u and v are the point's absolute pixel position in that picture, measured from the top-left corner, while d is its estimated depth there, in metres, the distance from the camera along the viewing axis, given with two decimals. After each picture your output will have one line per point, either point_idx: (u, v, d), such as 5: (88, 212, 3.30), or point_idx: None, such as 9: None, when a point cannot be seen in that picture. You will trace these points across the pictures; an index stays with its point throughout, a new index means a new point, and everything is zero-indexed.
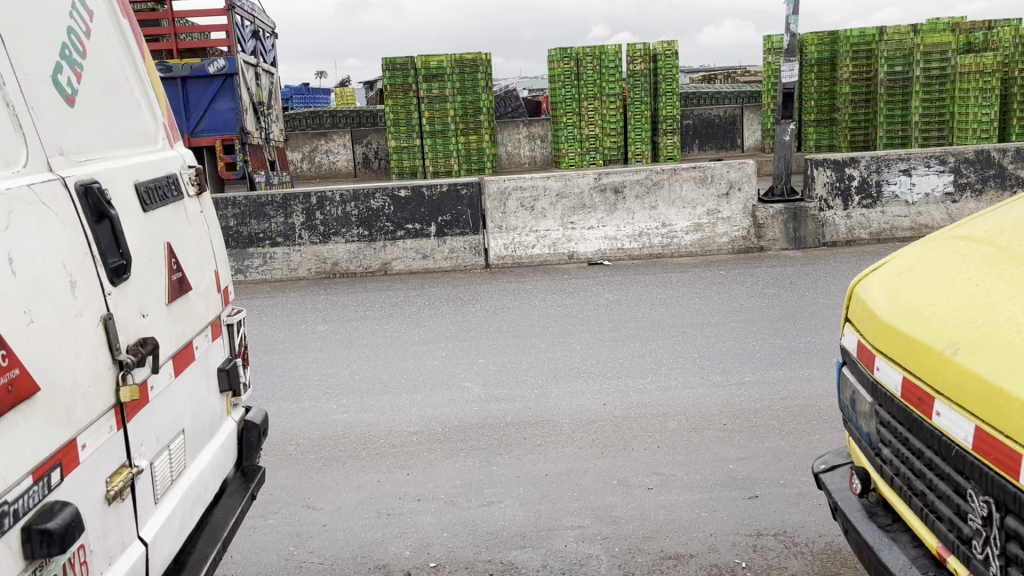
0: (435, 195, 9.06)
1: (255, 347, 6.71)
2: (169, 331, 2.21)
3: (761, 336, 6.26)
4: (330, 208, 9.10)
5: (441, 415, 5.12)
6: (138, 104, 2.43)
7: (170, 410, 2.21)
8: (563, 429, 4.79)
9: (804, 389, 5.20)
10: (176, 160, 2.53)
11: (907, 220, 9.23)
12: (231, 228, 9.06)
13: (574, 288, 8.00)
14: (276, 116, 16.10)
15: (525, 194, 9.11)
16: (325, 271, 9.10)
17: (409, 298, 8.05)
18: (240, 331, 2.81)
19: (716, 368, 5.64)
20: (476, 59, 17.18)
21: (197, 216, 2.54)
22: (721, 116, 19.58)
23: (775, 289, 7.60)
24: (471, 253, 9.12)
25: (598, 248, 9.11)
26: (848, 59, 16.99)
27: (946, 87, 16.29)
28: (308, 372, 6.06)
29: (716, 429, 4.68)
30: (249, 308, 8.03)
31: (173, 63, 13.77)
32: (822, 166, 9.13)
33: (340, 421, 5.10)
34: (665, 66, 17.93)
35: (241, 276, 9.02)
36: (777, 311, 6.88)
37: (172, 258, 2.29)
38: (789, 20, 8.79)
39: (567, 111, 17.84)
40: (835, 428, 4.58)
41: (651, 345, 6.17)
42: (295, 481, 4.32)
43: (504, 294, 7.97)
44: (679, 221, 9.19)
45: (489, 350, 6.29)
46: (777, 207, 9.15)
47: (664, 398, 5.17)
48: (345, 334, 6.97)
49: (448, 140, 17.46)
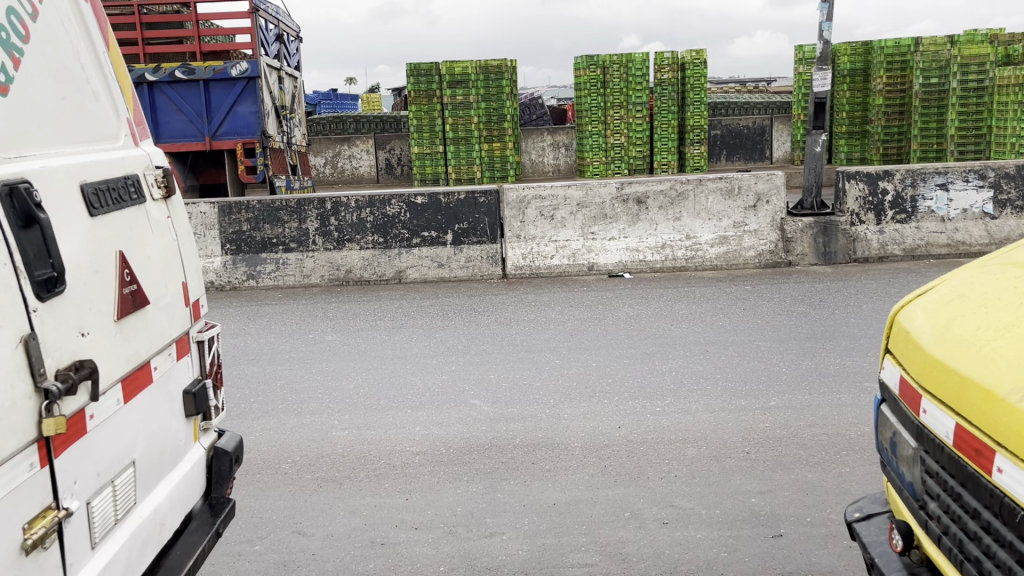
0: (453, 202, 8.83)
1: (260, 357, 6.49)
2: (117, 352, 1.97)
3: (788, 356, 5.94)
4: (345, 214, 8.88)
5: (446, 434, 4.86)
6: (96, 96, 2.19)
7: (116, 439, 1.97)
8: (575, 453, 4.51)
9: (833, 415, 4.88)
10: (140, 156, 2.30)
11: (944, 236, 8.83)
12: (244, 233, 8.91)
13: (593, 301, 7.71)
14: (299, 120, 15.99)
15: (545, 202, 8.86)
16: (338, 278, 8.86)
17: (422, 308, 7.80)
18: (213, 348, 2.57)
19: (740, 390, 5.32)
20: (502, 65, 16.88)
21: (164, 222, 2.30)
22: (749, 126, 19.21)
23: (804, 306, 7.27)
24: (489, 263, 8.85)
25: (619, 260, 8.80)
26: (882, 70, 16.59)
27: (984, 100, 15.90)
28: (312, 385, 5.82)
29: (738, 458, 4.37)
30: (258, 315, 7.81)
31: (196, 67, 13.57)
32: (854, 178, 8.80)
33: (340, 438, 4.86)
34: (693, 75, 17.56)
35: (253, 282, 8.84)
36: (805, 330, 6.55)
37: (125, 268, 2.05)
38: (823, 27, 8.46)
39: (592, 118, 17.57)
40: (866, 461, 4.27)
41: (671, 364, 5.86)
42: (288, 503, 4.08)
43: (520, 306, 7.69)
44: (704, 234, 8.86)
45: (501, 365, 6.02)
46: (807, 221, 8.81)
47: (683, 422, 4.86)
48: (354, 345, 6.74)
49: (471, 146, 17.30)
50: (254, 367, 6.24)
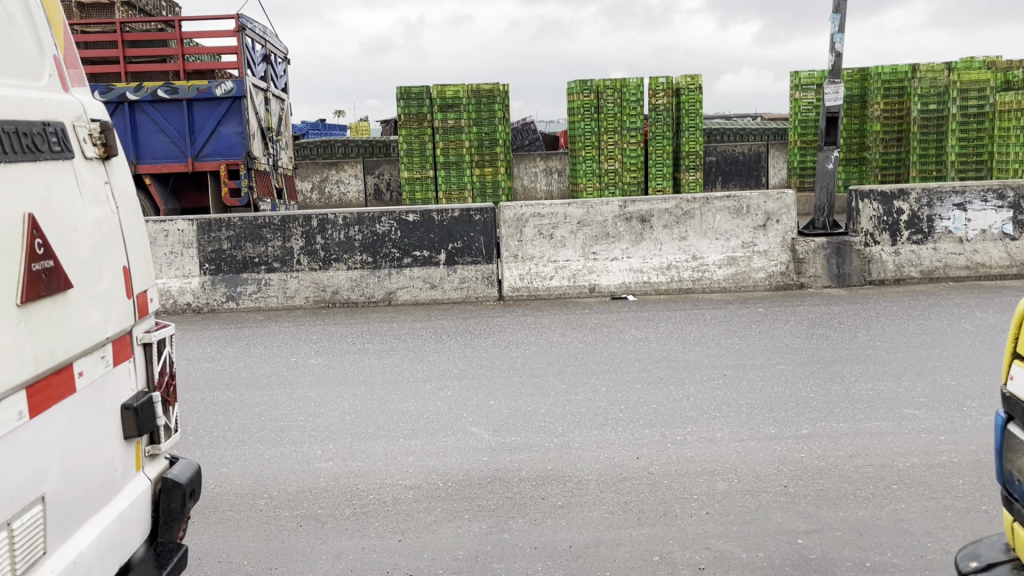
0: (446, 220, 8.36)
1: (238, 382, 5.94)
2: (19, 347, 1.46)
3: (814, 381, 5.46)
4: (332, 232, 8.39)
5: (444, 466, 4.31)
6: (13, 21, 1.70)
7: (13, 467, 1.45)
8: (591, 488, 3.98)
9: (875, 445, 4.37)
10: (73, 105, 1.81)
11: (962, 257, 8.40)
12: (224, 252, 8.40)
13: (596, 323, 7.22)
14: (285, 143, 15.54)
15: (544, 220, 8.41)
16: (324, 299, 8.34)
17: (414, 330, 7.29)
18: (164, 352, 2.06)
19: (767, 417, 4.82)
20: (494, 89, 16.53)
21: (100, 189, 1.81)
22: (745, 153, 18.96)
23: (823, 329, 6.80)
24: (484, 285, 8.36)
25: (622, 281, 8.34)
26: (880, 96, 16.24)
27: (985, 126, 15.66)
28: (294, 411, 5.27)
29: (776, 493, 3.86)
30: (237, 337, 7.27)
31: (179, 85, 13.18)
32: (867, 198, 8.42)
33: (324, 470, 4.31)
34: (689, 101, 17.23)
35: (233, 304, 8.31)
36: (829, 353, 6.08)
37: (37, 237, 1.54)
38: (835, 39, 8.10)
39: (586, 143, 17.19)
40: (922, 496, 3.77)
41: (687, 389, 5.35)
42: (262, 546, 3.53)
43: (519, 328, 7.20)
44: (712, 254, 8.41)
45: (501, 391, 5.49)
46: (819, 241, 8.38)
47: (708, 453, 4.34)
48: (340, 369, 6.20)
49: (463, 171, 16.85)
50: (230, 393, 5.69)
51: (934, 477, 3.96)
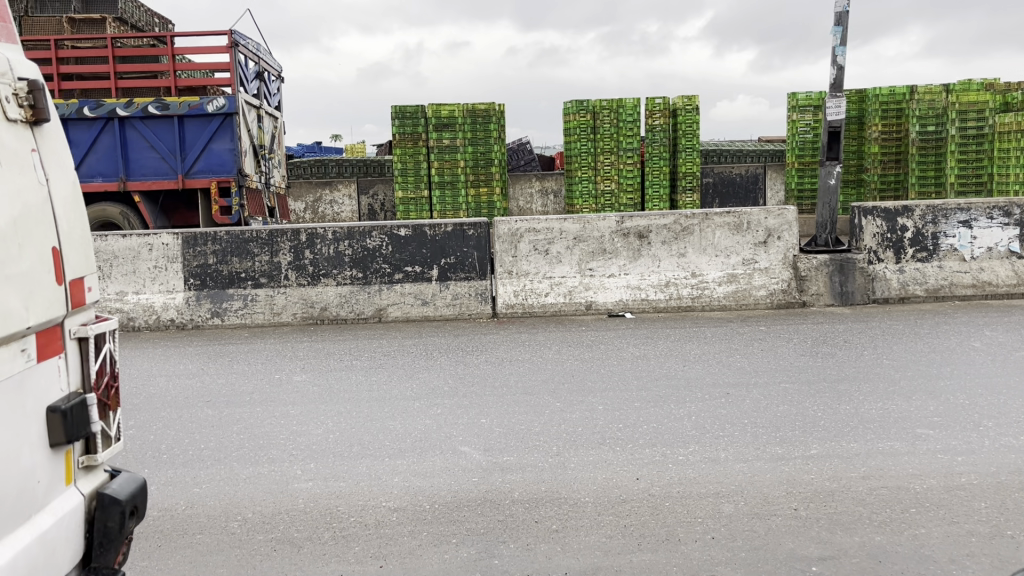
0: (439, 235, 8.14)
1: (217, 399, 5.67)
2: None
3: (821, 400, 5.21)
4: (320, 247, 8.15)
5: (431, 487, 4.04)
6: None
7: None
8: (588, 511, 3.71)
9: (890, 466, 4.12)
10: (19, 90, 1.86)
11: (968, 276, 8.18)
12: (209, 266, 8.14)
13: (593, 340, 6.98)
14: (277, 161, 15.36)
15: (539, 236, 8.22)
16: (311, 316, 8.07)
17: (404, 347, 7.04)
18: (99, 359, 2.09)
19: (773, 437, 4.56)
20: (490, 109, 16.31)
21: (26, 156, 1.83)
22: (742, 175, 18.86)
23: (827, 347, 6.55)
24: (477, 301, 8.11)
25: (619, 298, 8.09)
26: (877, 118, 16.11)
27: (984, 148, 15.51)
28: (274, 430, 5.00)
29: (786, 516, 3.60)
30: (220, 354, 7.01)
31: (171, 101, 13.02)
32: (872, 214, 8.19)
33: (303, 491, 4.04)
34: (685, 121, 17.09)
35: (218, 320, 8.05)
36: (835, 371, 5.83)
37: None
38: (837, 51, 7.93)
39: (582, 164, 17.03)
40: (943, 520, 3.51)
41: (689, 408, 5.09)
42: (231, 572, 3.26)
43: (513, 345, 6.96)
44: (711, 271, 8.19)
45: (493, 409, 5.22)
46: (821, 258, 8.17)
47: (713, 474, 4.08)
48: (325, 386, 5.93)
49: (458, 191, 16.68)
50: (208, 411, 5.42)
51: (954, 500, 3.70)
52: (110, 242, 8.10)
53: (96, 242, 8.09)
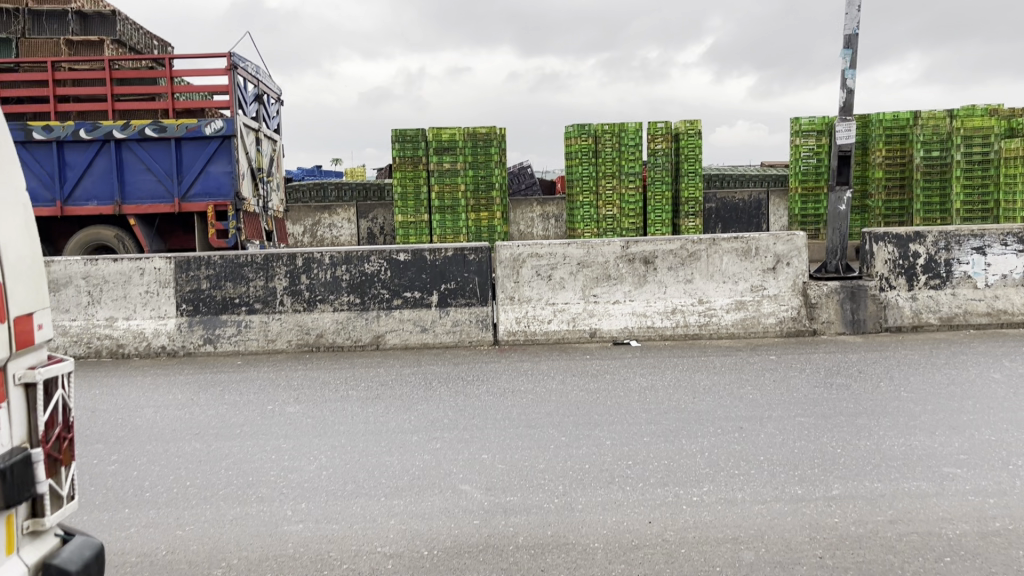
0: (439, 259, 7.93)
1: (206, 431, 5.42)
2: None
3: (840, 435, 4.96)
4: (317, 271, 7.93)
5: (429, 529, 3.80)
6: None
7: None
8: (597, 558, 3.46)
9: (919, 508, 3.87)
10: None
11: (983, 303, 7.95)
12: (202, 291, 7.91)
13: (598, 370, 6.73)
14: (276, 184, 15.19)
15: (542, 261, 8.00)
16: (307, 343, 7.84)
17: (402, 376, 6.80)
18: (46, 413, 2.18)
19: (791, 475, 4.32)
20: (491, 133, 16.25)
21: None
22: (746, 200, 18.70)
23: (841, 378, 6.31)
24: (477, 328, 7.88)
25: (624, 326, 7.86)
26: (881, 143, 15.82)
27: (990, 173, 15.35)
28: (264, 465, 4.75)
29: (810, 565, 3.35)
30: (212, 383, 6.76)
31: (168, 124, 12.84)
32: (883, 240, 8.01)
33: (293, 534, 3.79)
34: (688, 146, 16.92)
35: (211, 347, 7.82)
36: (853, 404, 5.58)
37: None
38: (847, 74, 7.75)
39: (583, 189, 16.86)
40: (981, 570, 3.26)
41: (701, 443, 4.85)
42: None
43: (515, 375, 6.71)
44: (719, 298, 7.96)
45: (496, 444, 4.97)
46: (832, 285, 7.94)
47: (730, 517, 3.83)
48: (320, 418, 5.68)
49: (458, 216, 16.50)
50: (195, 444, 5.17)
51: (990, 547, 3.45)
52: (101, 266, 7.88)
53: (86, 266, 7.87)
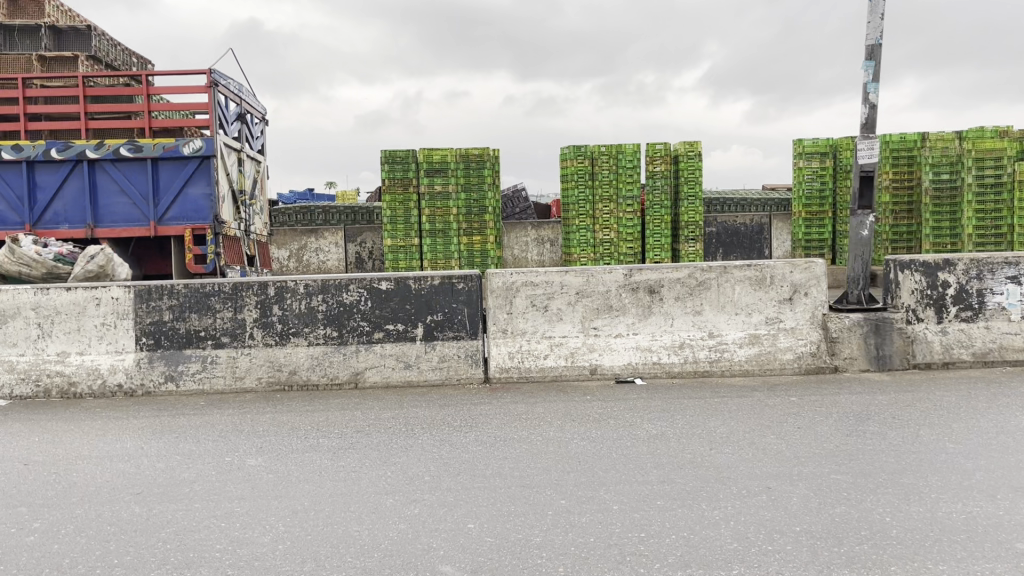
0: (424, 288, 7.23)
1: (148, 492, 4.67)
2: None
3: (885, 498, 4.25)
4: (290, 302, 7.21)
5: None
6: None
7: None
8: None
9: None
10: None
11: (1020, 337, 7.28)
12: (165, 324, 7.18)
13: (601, 415, 6.00)
14: (258, 208, 14.52)
15: (537, 291, 7.33)
16: (278, 381, 7.11)
17: (380, 422, 6.03)
18: None
19: (837, 555, 3.60)
20: (483, 154, 15.43)
21: None
22: (747, 225, 18.18)
23: (876, 426, 5.59)
24: (467, 364, 7.17)
25: (628, 361, 7.17)
26: (887, 166, 14.82)
27: (1003, 197, 14.26)
28: (211, 537, 4.00)
29: None
30: (166, 429, 5.99)
31: (144, 143, 12.12)
32: (909, 268, 7.34)
33: None
34: (688, 168, 16.27)
35: (173, 385, 7.08)
36: (890, 459, 4.87)
37: None
38: (869, 89, 7.13)
39: (579, 212, 16.12)
40: None
41: (725, 509, 4.14)
42: None
43: (505, 419, 5.99)
44: (730, 331, 7.29)
45: (485, 510, 4.23)
46: (854, 318, 7.28)
47: None
48: (282, 474, 4.94)
49: (449, 240, 15.70)
50: (135, 507, 4.43)
51: None
52: (54, 295, 7.13)
53: (37, 296, 7.11)
